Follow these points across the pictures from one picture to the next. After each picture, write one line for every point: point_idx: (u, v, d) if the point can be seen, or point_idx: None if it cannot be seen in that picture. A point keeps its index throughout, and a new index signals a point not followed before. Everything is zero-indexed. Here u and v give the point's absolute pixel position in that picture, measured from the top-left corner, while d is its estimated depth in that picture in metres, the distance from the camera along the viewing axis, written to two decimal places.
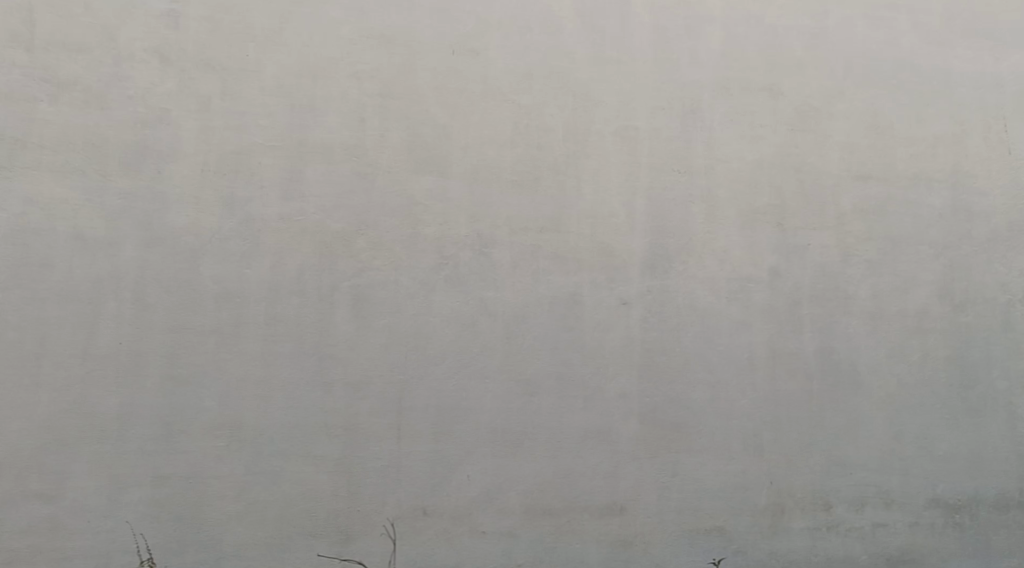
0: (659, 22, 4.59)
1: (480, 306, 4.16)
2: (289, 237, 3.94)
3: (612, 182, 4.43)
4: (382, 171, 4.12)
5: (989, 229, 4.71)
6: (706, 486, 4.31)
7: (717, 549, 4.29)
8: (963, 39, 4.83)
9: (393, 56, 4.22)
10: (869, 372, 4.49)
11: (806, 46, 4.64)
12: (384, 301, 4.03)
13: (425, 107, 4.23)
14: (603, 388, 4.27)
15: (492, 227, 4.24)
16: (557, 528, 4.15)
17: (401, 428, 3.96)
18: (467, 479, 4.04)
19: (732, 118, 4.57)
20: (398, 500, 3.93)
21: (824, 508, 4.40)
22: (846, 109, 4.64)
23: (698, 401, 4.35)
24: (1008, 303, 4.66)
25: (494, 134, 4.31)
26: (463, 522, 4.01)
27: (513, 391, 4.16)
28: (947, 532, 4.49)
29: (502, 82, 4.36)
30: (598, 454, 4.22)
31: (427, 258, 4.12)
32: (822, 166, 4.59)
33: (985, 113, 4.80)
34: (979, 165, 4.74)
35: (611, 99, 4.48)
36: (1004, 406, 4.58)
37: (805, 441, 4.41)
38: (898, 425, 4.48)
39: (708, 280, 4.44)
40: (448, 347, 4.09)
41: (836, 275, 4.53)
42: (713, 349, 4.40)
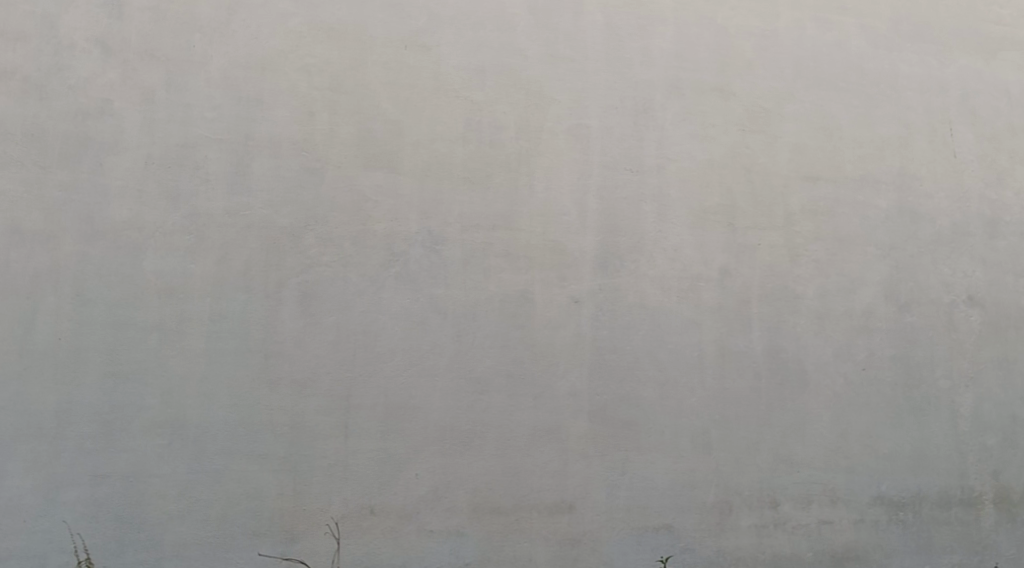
0: (612, 21, 4.58)
1: (430, 303, 4.19)
2: (234, 233, 4.01)
3: (564, 180, 4.42)
4: (331, 166, 4.16)
5: (934, 231, 4.82)
6: (655, 484, 4.32)
7: (665, 547, 4.30)
8: (910, 43, 4.95)
9: (343, 51, 4.25)
10: (816, 371, 4.56)
11: (757, 47, 4.73)
12: (332, 299, 4.08)
13: (377, 102, 4.26)
14: (553, 386, 4.27)
15: (443, 225, 4.25)
16: (505, 527, 4.17)
17: (348, 426, 4.04)
18: (415, 478, 4.09)
19: (684, 116, 4.59)
20: (344, 499, 4.01)
21: (771, 505, 4.44)
22: (796, 110, 4.73)
23: (648, 400, 4.36)
24: (952, 304, 4.79)
25: (444, 130, 4.32)
26: (410, 521, 4.08)
27: (462, 389, 4.18)
28: (891, 529, 4.57)
29: (454, 79, 4.36)
30: (547, 452, 4.23)
31: (377, 254, 4.16)
32: (771, 166, 4.65)
33: (930, 117, 4.93)
34: (924, 167, 4.86)
35: (565, 97, 4.48)
36: (946, 405, 4.71)
37: (754, 438, 4.44)
38: (844, 424, 4.56)
39: (659, 279, 4.43)
40: (396, 345, 4.13)
41: (784, 275, 4.58)
42: (663, 347, 4.40)
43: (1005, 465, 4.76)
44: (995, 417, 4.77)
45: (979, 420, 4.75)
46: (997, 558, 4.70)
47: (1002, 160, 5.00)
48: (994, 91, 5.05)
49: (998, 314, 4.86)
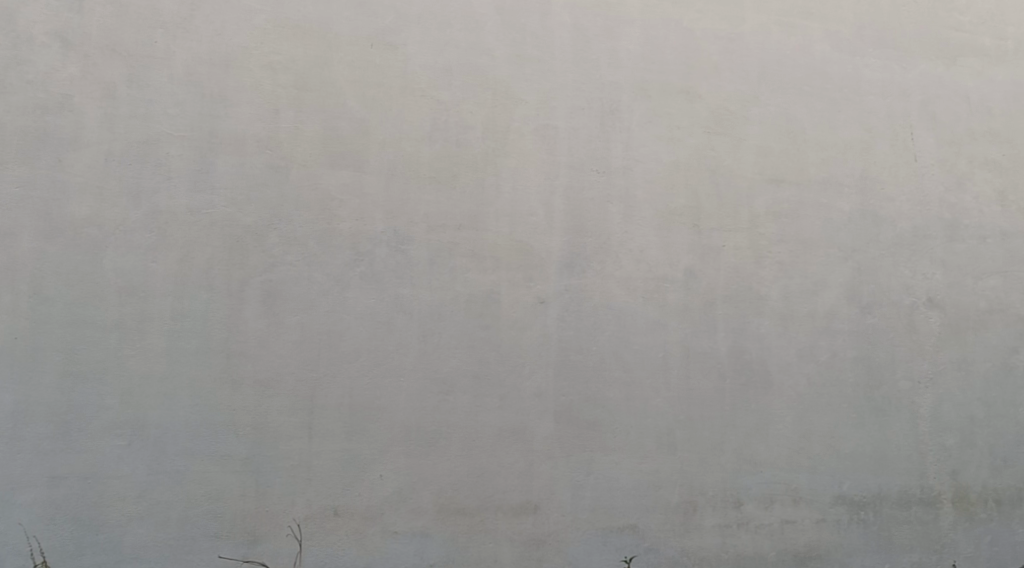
0: (579, 22, 4.59)
1: (396, 303, 4.17)
2: (197, 231, 3.96)
3: (530, 180, 4.42)
4: (296, 164, 4.13)
5: (896, 234, 4.89)
6: (620, 485, 4.33)
7: (630, 547, 4.31)
8: (873, 48, 5.01)
9: (309, 49, 4.22)
10: (779, 372, 4.60)
11: (723, 50, 4.76)
12: (296, 298, 4.05)
13: (343, 100, 4.23)
14: (519, 386, 4.27)
15: (409, 225, 4.23)
16: (469, 528, 4.16)
17: (312, 427, 4.00)
18: (379, 479, 4.07)
19: (651, 118, 4.61)
20: (308, 501, 3.98)
21: (735, 505, 4.47)
22: (761, 113, 4.77)
23: (613, 400, 4.37)
24: (912, 306, 4.85)
25: (411, 129, 4.30)
26: (374, 523, 4.05)
27: (428, 390, 4.17)
28: (853, 528, 4.62)
29: (420, 79, 4.35)
30: (512, 453, 4.23)
31: (342, 253, 4.13)
32: (736, 168, 4.68)
33: (892, 121, 4.99)
34: (886, 172, 4.92)
35: (531, 98, 4.48)
36: (906, 405, 4.77)
37: (718, 438, 4.47)
38: (806, 425, 4.60)
39: (625, 280, 4.45)
40: (361, 345, 4.11)
41: (749, 276, 4.62)
42: (629, 348, 4.41)
43: (963, 465, 4.84)
44: (953, 418, 4.84)
45: (939, 420, 4.81)
46: (955, 556, 4.76)
47: (961, 164, 5.07)
48: (954, 97, 5.12)
49: (957, 316, 4.93)
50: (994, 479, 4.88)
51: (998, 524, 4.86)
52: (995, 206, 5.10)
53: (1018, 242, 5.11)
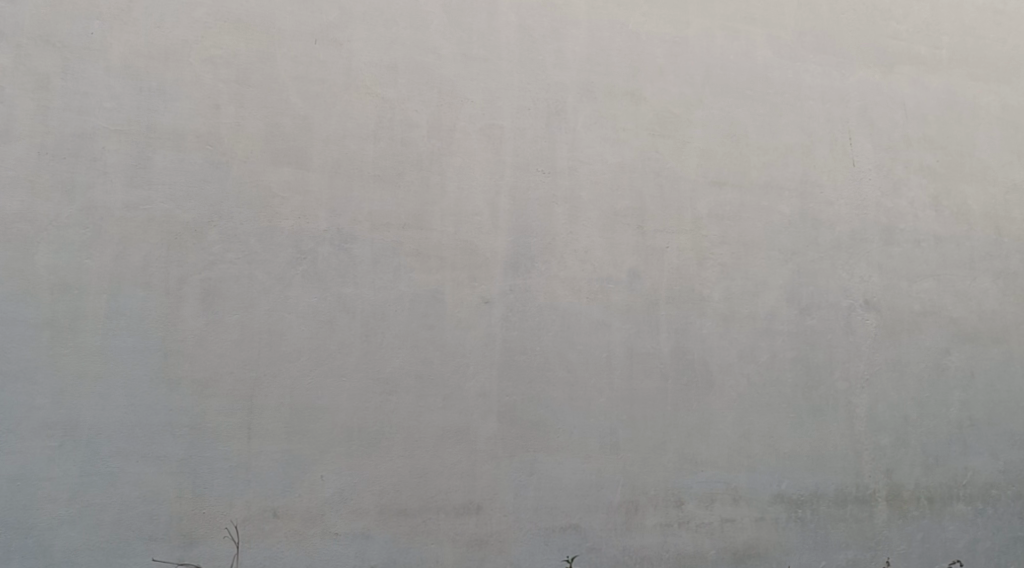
0: (525, 22, 4.59)
1: (338, 302, 4.13)
2: (134, 227, 3.88)
3: (476, 180, 4.41)
4: (238, 160, 4.06)
5: (835, 237, 4.98)
6: (563, 484, 4.34)
7: (572, 547, 4.33)
8: (814, 54, 5.10)
9: (251, 43, 4.16)
10: (721, 373, 4.66)
11: (668, 53, 4.80)
12: (236, 296, 3.98)
13: (286, 95, 4.18)
14: (462, 386, 4.26)
15: (352, 223, 4.20)
16: (412, 529, 4.14)
17: (251, 427, 3.94)
18: (320, 480, 4.02)
19: (596, 119, 4.63)
20: (246, 502, 3.91)
21: (676, 504, 4.51)
22: (704, 116, 4.82)
23: (557, 400, 4.38)
24: (850, 308, 4.95)
25: (355, 127, 4.27)
26: (314, 524, 4.00)
27: (371, 390, 4.13)
28: (791, 526, 4.69)
29: (365, 76, 4.31)
30: (455, 453, 4.22)
31: (284, 252, 4.08)
32: (680, 171, 4.73)
33: (832, 126, 5.09)
34: (826, 175, 5.02)
35: (476, 97, 4.47)
36: (843, 405, 4.87)
37: (660, 438, 4.51)
38: (747, 424, 4.67)
39: (570, 280, 4.46)
40: (303, 345, 4.06)
41: (691, 277, 4.67)
42: (573, 348, 4.43)
43: (897, 463, 4.95)
44: (887, 417, 4.95)
45: (874, 420, 4.92)
46: (889, 553, 4.86)
47: (897, 170, 5.19)
48: (892, 103, 5.24)
49: (893, 318, 5.04)
50: (926, 477, 5.00)
51: (929, 520, 4.98)
52: (929, 211, 5.23)
53: (951, 246, 5.24)
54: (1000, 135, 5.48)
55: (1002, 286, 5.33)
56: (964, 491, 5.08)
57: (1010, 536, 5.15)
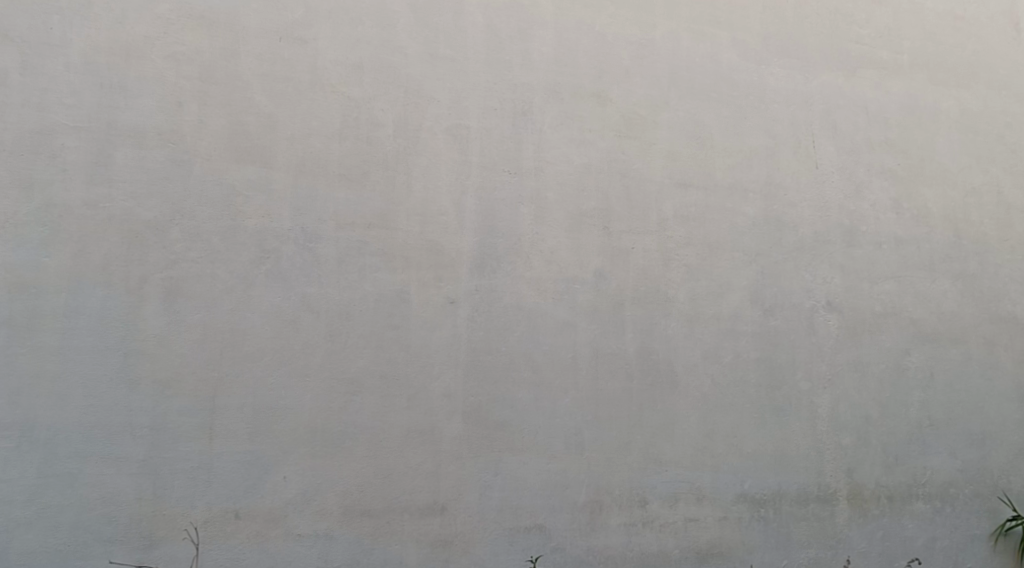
0: (492, 22, 4.60)
1: (302, 302, 4.10)
2: (94, 225, 3.83)
3: (442, 179, 4.40)
4: (200, 158, 4.03)
5: (799, 238, 5.03)
6: (527, 485, 4.35)
7: (536, 547, 4.33)
8: (779, 57, 5.15)
9: (215, 40, 4.12)
10: (685, 373, 4.69)
11: (634, 55, 4.83)
12: (198, 295, 3.94)
13: (249, 93, 4.15)
14: (427, 387, 4.25)
15: (316, 223, 4.17)
16: (376, 530, 4.11)
17: (213, 428, 3.90)
18: (283, 481, 3.99)
19: (562, 120, 4.64)
20: (208, 503, 3.86)
21: (640, 504, 4.53)
22: (670, 118, 4.85)
23: (522, 400, 4.38)
24: (813, 309, 5.00)
25: (320, 126, 4.24)
26: (276, 525, 3.96)
27: (335, 390, 4.10)
28: (754, 525, 4.72)
29: (331, 74, 4.29)
30: (420, 453, 4.20)
31: (247, 251, 4.04)
32: (646, 172, 4.75)
33: (796, 129, 5.14)
34: (790, 178, 5.07)
35: (443, 97, 4.46)
36: (805, 405, 4.92)
37: (624, 438, 4.53)
38: (710, 425, 4.70)
39: (535, 281, 4.47)
40: (266, 345, 4.02)
41: (657, 278, 4.69)
42: (539, 349, 4.44)
43: (858, 463, 5.01)
44: (849, 417, 5.01)
45: (836, 420, 4.98)
46: (850, 552, 4.91)
47: (860, 172, 5.26)
48: (855, 107, 5.31)
49: (855, 319, 5.10)
50: (887, 476, 5.07)
51: (889, 519, 5.04)
52: (890, 213, 5.30)
53: (912, 248, 5.32)
54: (960, 140, 5.57)
55: (961, 288, 5.41)
56: (923, 490, 5.15)
57: (968, 535, 5.22)
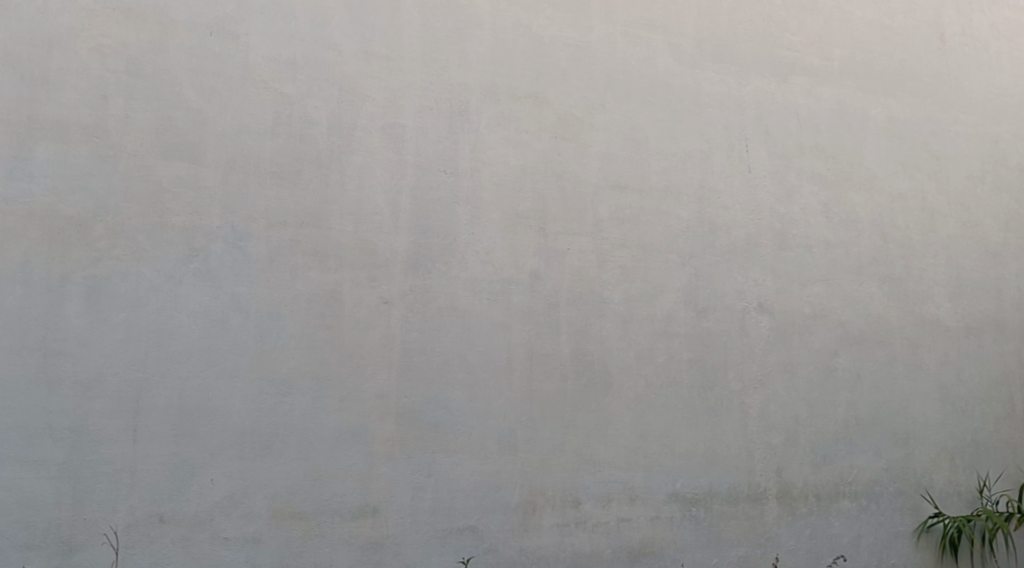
0: (428, 21, 4.58)
1: (231, 301, 4.02)
2: (12, 221, 3.71)
3: (376, 178, 4.37)
4: (126, 154, 3.93)
5: (732, 241, 5.11)
6: (460, 486, 4.33)
7: (468, 548, 4.32)
8: (713, 62, 5.22)
9: (142, 33, 4.03)
10: (619, 373, 4.72)
11: (570, 58, 4.85)
12: (123, 294, 3.84)
13: (178, 88, 4.06)
14: (359, 388, 4.20)
15: (247, 221, 4.10)
16: (305, 533, 4.04)
17: (137, 429, 3.80)
18: (209, 483, 3.90)
19: (498, 121, 4.64)
20: (131, 507, 3.76)
21: (573, 504, 4.54)
22: (606, 120, 4.88)
23: (456, 401, 4.37)
24: (744, 310, 5.08)
25: (252, 122, 4.17)
26: (202, 529, 3.87)
27: (264, 391, 4.03)
28: (685, 524, 4.77)
29: (263, 70, 4.22)
30: (352, 455, 4.15)
31: (175, 249, 3.96)
32: (582, 174, 4.78)
33: (730, 134, 5.21)
34: (723, 181, 5.14)
35: (378, 95, 4.43)
36: (737, 405, 4.99)
37: (558, 439, 4.55)
38: (643, 425, 4.74)
39: (470, 281, 4.46)
40: (194, 345, 3.94)
41: (592, 279, 4.72)
42: (473, 350, 4.43)
43: (787, 462, 5.10)
44: (779, 417, 5.10)
45: (766, 420, 5.06)
46: (778, 550, 5.00)
47: (791, 177, 5.36)
48: (787, 113, 5.40)
49: (787, 321, 5.20)
50: (815, 475, 5.17)
51: (817, 517, 5.14)
52: (820, 217, 5.41)
53: (840, 252, 5.44)
54: (888, 146, 5.72)
55: (887, 291, 5.55)
56: (850, 488, 5.26)
57: (891, 532, 5.35)
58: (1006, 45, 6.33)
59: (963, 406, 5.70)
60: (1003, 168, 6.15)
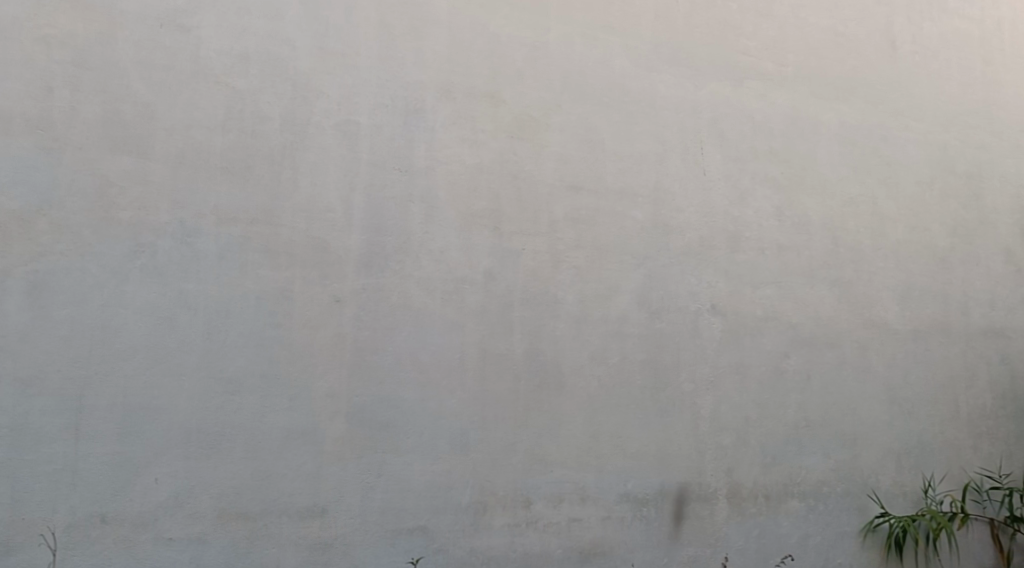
0: (384, 18, 4.55)
1: (178, 298, 3.96)
2: None
3: (329, 175, 4.33)
4: (71, 147, 3.85)
5: (685, 243, 5.14)
6: (411, 486, 4.31)
7: (417, 549, 4.30)
8: (669, 65, 5.25)
9: (90, 25, 3.95)
10: (572, 374, 4.73)
11: (527, 58, 4.85)
12: (66, 290, 3.77)
13: (126, 81, 3.99)
14: (309, 387, 4.15)
15: (196, 217, 4.03)
16: (252, 533, 3.98)
17: (79, 428, 3.72)
18: (153, 483, 3.83)
19: (453, 120, 4.62)
20: (72, 507, 3.68)
21: (524, 505, 4.54)
22: (562, 121, 4.89)
23: (408, 401, 4.35)
24: (697, 312, 5.12)
25: (202, 117, 4.11)
26: (146, 529, 3.80)
27: (212, 390, 3.97)
28: (636, 525, 4.80)
29: (214, 64, 4.16)
30: (300, 455, 4.10)
31: (121, 245, 3.88)
32: (537, 174, 4.78)
33: (685, 137, 5.25)
34: (678, 183, 5.17)
35: (332, 92, 4.39)
36: (689, 406, 5.03)
37: (509, 439, 4.54)
38: (595, 425, 4.75)
39: (424, 281, 4.44)
40: (139, 342, 3.86)
41: (546, 279, 4.72)
42: (425, 350, 4.41)
43: (737, 463, 5.15)
44: (730, 418, 5.15)
45: (717, 421, 5.11)
46: (728, 550, 5.05)
47: (745, 180, 5.41)
48: (741, 116, 5.45)
49: (739, 323, 5.25)
50: (765, 476, 5.22)
51: (766, 517, 5.20)
52: (772, 220, 5.47)
53: (792, 255, 5.50)
54: (840, 151, 5.80)
55: (838, 294, 5.62)
56: (799, 489, 5.32)
57: (839, 532, 5.43)
58: (956, 54, 6.45)
59: (910, 408, 5.80)
60: (951, 175, 6.27)
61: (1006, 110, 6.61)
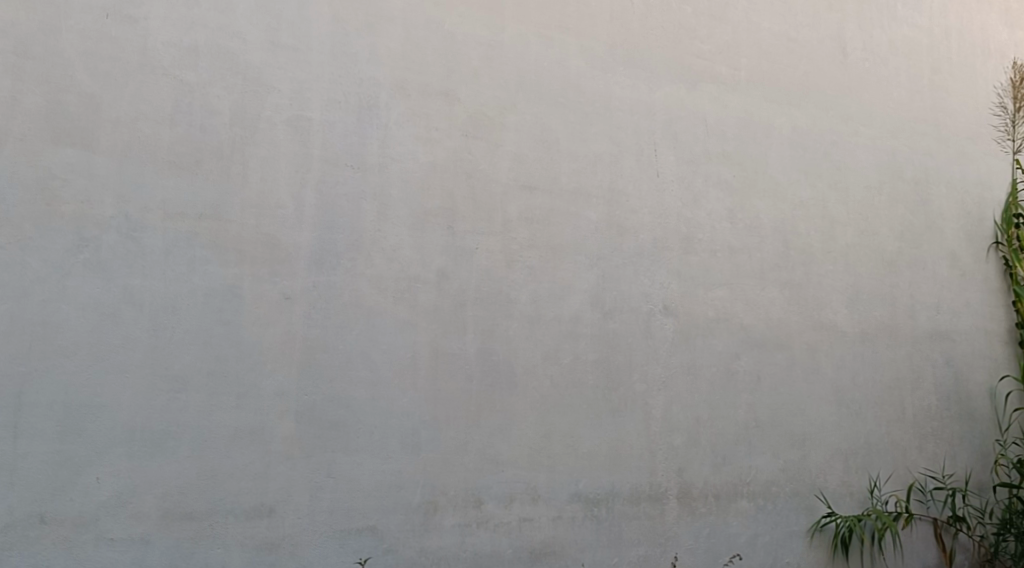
0: (337, 13, 4.51)
1: (123, 293, 3.86)
2: None
3: (280, 171, 4.27)
4: (12, 138, 3.72)
5: (639, 244, 5.17)
6: (360, 486, 4.27)
7: (366, 549, 4.26)
8: (624, 67, 5.28)
9: (32, 14, 3.84)
10: (525, 374, 4.73)
11: (481, 57, 4.84)
12: (5, 284, 3.63)
13: (70, 71, 3.88)
14: (257, 385, 4.09)
15: (142, 211, 3.95)
16: (197, 533, 3.90)
17: (18, 426, 3.58)
18: (95, 483, 3.71)
19: (406, 118, 4.60)
20: (9, 508, 3.53)
21: (475, 504, 4.53)
22: (517, 121, 4.90)
23: (358, 400, 4.30)
24: (650, 313, 5.15)
25: (149, 110, 4.03)
26: (86, 530, 3.67)
27: (157, 388, 3.88)
28: (588, 524, 4.80)
29: (162, 56, 4.09)
30: (248, 454, 4.03)
31: (63, 238, 3.77)
32: (491, 173, 4.78)
33: (639, 138, 5.28)
34: (632, 185, 5.20)
35: (283, 87, 4.34)
36: (641, 407, 5.05)
37: (461, 439, 4.53)
38: (547, 425, 4.76)
39: (376, 279, 4.41)
40: (82, 339, 3.76)
41: (499, 279, 4.72)
42: (376, 348, 4.37)
43: (689, 463, 5.18)
44: (682, 419, 5.19)
45: (669, 421, 5.14)
46: (678, 549, 5.08)
47: (698, 182, 5.46)
48: (695, 119, 5.50)
49: (691, 324, 5.28)
50: (716, 476, 5.27)
51: (717, 517, 5.24)
52: (725, 223, 5.52)
53: (744, 257, 5.56)
54: (792, 156, 5.88)
55: (789, 297, 5.70)
56: (749, 488, 5.38)
57: (788, 531, 5.49)
58: (904, 62, 6.58)
59: (858, 409, 5.90)
60: (899, 180, 6.41)
61: (951, 117, 6.77)
